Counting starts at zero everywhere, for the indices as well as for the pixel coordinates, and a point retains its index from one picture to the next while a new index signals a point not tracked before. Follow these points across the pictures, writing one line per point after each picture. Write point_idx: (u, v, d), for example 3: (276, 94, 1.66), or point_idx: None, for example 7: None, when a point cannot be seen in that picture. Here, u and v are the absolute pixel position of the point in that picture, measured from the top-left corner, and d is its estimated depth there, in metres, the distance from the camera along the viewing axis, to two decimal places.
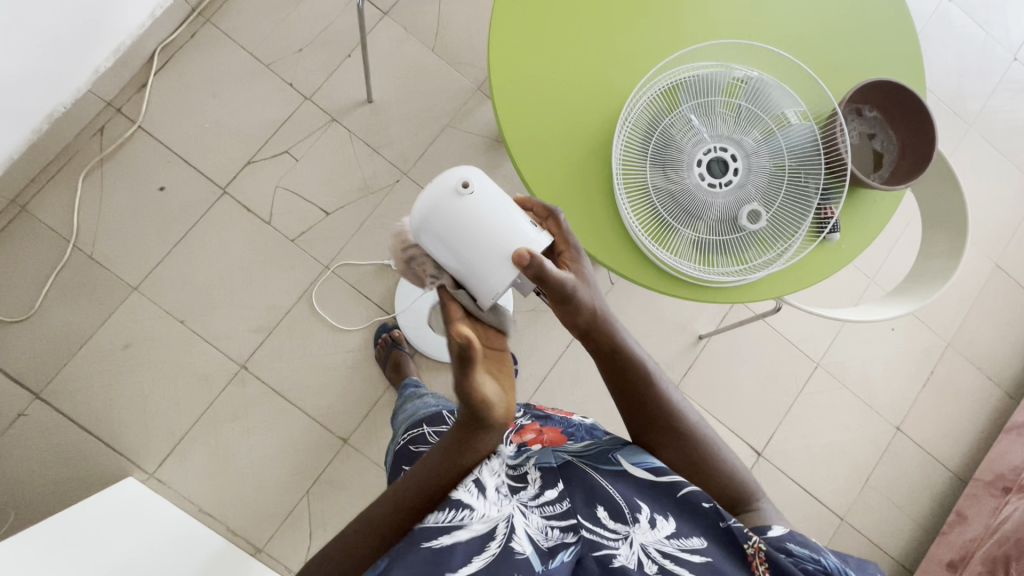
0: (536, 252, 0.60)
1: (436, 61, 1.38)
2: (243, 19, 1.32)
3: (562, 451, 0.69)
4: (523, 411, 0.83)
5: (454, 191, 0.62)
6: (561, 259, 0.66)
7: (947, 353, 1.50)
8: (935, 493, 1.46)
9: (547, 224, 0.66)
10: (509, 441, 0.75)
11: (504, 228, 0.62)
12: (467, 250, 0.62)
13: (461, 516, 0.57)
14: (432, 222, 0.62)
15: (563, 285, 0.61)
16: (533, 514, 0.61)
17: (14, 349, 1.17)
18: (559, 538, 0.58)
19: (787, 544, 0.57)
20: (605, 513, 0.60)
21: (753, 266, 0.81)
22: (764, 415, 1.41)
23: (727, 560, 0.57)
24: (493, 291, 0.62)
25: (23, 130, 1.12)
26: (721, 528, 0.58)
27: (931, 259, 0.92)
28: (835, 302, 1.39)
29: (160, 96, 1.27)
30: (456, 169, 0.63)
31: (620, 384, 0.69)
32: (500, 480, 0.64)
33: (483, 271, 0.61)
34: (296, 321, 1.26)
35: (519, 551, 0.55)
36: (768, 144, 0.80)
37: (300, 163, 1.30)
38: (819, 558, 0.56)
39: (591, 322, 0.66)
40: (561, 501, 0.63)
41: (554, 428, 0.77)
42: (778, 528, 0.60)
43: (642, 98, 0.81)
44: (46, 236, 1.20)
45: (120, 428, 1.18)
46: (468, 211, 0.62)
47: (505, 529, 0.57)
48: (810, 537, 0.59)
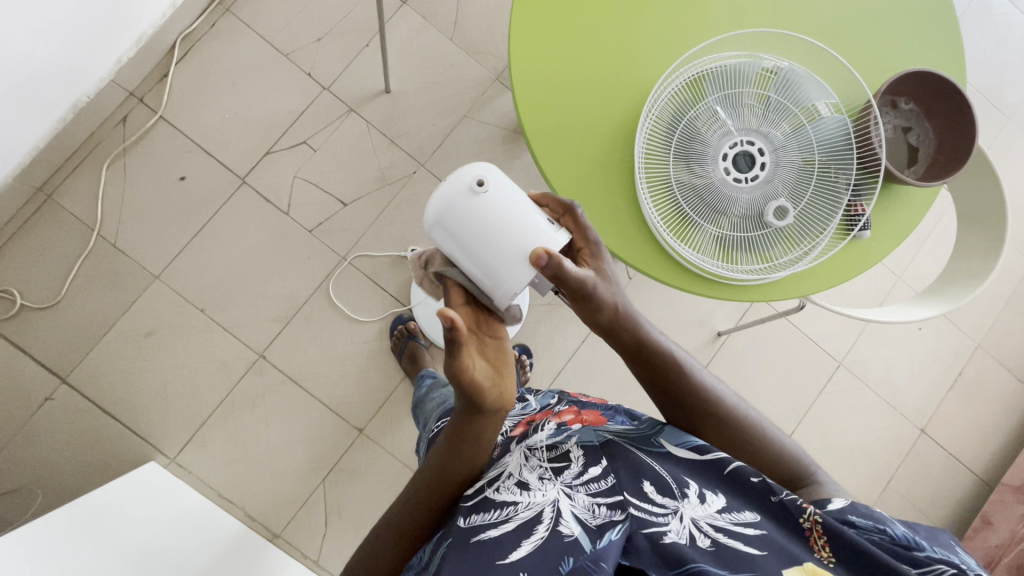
0: (554, 252, 0.59)
1: (455, 50, 1.37)
2: (263, 8, 1.32)
3: (603, 431, 0.66)
4: (559, 398, 0.82)
5: (469, 189, 0.60)
6: (580, 257, 0.65)
7: (977, 354, 1.46)
8: (959, 498, 1.43)
9: (563, 220, 0.65)
10: (547, 423, 0.73)
11: (517, 226, 0.60)
12: (482, 250, 0.60)
13: (507, 511, 0.57)
14: (448, 221, 0.61)
15: (582, 283, 0.61)
16: (578, 494, 0.57)
17: (41, 336, 1.19)
18: (607, 515, 0.54)
19: (849, 517, 0.54)
20: (651, 488, 0.56)
21: (778, 265, 0.79)
22: (785, 414, 1.39)
23: (784, 534, 0.52)
24: (510, 293, 0.60)
25: (48, 120, 1.13)
26: (774, 503, 0.54)
27: (966, 259, 0.88)
28: (861, 301, 1.35)
29: (181, 85, 1.28)
30: (469, 167, 0.61)
31: (650, 377, 0.68)
32: (542, 470, 0.63)
33: (500, 273, 0.60)
34: (313, 311, 1.27)
35: (567, 534, 0.52)
36: (797, 137, 0.77)
37: (318, 154, 1.30)
38: (884, 527, 0.51)
39: (612, 321, 0.65)
40: (606, 478, 0.59)
41: (594, 411, 0.74)
42: (839, 501, 0.56)
43: (666, 89, 0.78)
44: (71, 225, 1.22)
45: (143, 413, 1.21)
46: (484, 210, 0.60)
47: (551, 513, 0.55)
48: (875, 508, 0.54)
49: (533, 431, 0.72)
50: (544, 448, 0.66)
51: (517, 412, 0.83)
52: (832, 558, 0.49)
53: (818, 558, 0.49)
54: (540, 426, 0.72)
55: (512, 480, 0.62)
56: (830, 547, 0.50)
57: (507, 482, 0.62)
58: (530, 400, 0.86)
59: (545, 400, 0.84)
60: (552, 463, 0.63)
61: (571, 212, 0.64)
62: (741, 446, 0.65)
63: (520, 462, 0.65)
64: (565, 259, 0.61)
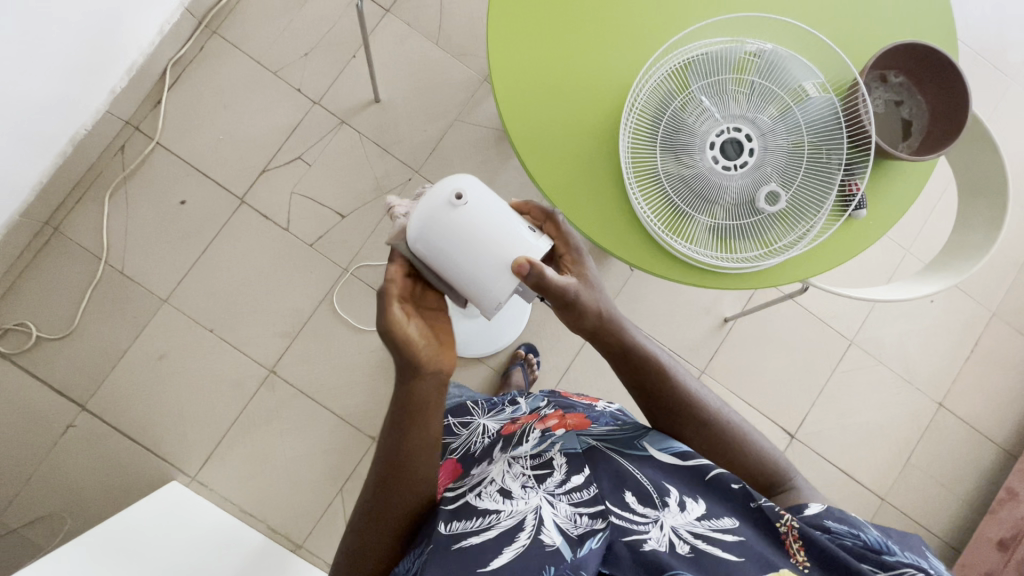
0: (535, 260, 0.60)
1: (441, 54, 1.37)
2: (249, 28, 1.33)
3: (586, 435, 0.67)
4: (549, 401, 0.82)
5: (448, 204, 0.60)
6: (563, 263, 0.66)
7: (992, 323, 1.43)
8: (983, 469, 1.40)
9: (546, 228, 0.66)
10: (532, 430, 0.72)
11: (499, 236, 0.61)
12: (466, 261, 0.61)
13: (489, 519, 0.57)
14: (430, 236, 0.61)
15: (564, 291, 0.61)
16: (560, 503, 0.58)
17: (58, 366, 1.23)
18: (588, 524, 0.54)
19: (825, 522, 0.55)
20: (633, 498, 0.57)
21: (775, 250, 0.78)
22: (798, 396, 1.37)
23: (761, 541, 0.53)
24: (495, 301, 0.62)
25: (48, 155, 1.16)
26: (754, 509, 0.55)
27: (970, 231, 0.86)
28: (869, 278, 1.33)
29: (174, 111, 1.30)
30: (446, 181, 0.62)
31: (637, 378, 0.68)
32: (524, 478, 0.63)
33: (484, 283, 0.61)
34: (319, 324, 1.29)
35: (548, 543, 0.53)
36: (784, 120, 0.76)
37: (313, 168, 1.32)
38: (859, 533, 0.52)
39: (597, 324, 0.66)
40: (588, 487, 0.59)
41: (578, 414, 0.75)
42: (816, 506, 0.57)
43: (649, 81, 0.78)
44: (79, 255, 1.25)
45: (161, 434, 1.24)
46: (463, 223, 0.61)
47: (533, 521, 0.55)
48: (850, 512, 0.55)
49: (519, 440, 0.71)
50: (527, 456, 0.67)
51: (507, 416, 0.84)
52: (807, 562, 0.51)
53: (794, 563, 0.51)
54: (525, 434, 0.72)
55: (494, 487, 0.62)
56: (805, 551, 0.51)
57: (488, 489, 0.63)
58: (522, 404, 0.87)
59: (536, 402, 0.85)
60: (534, 471, 0.64)
61: (552, 219, 0.65)
62: (726, 444, 0.66)
63: (503, 469, 0.66)
64: (546, 267, 0.62)
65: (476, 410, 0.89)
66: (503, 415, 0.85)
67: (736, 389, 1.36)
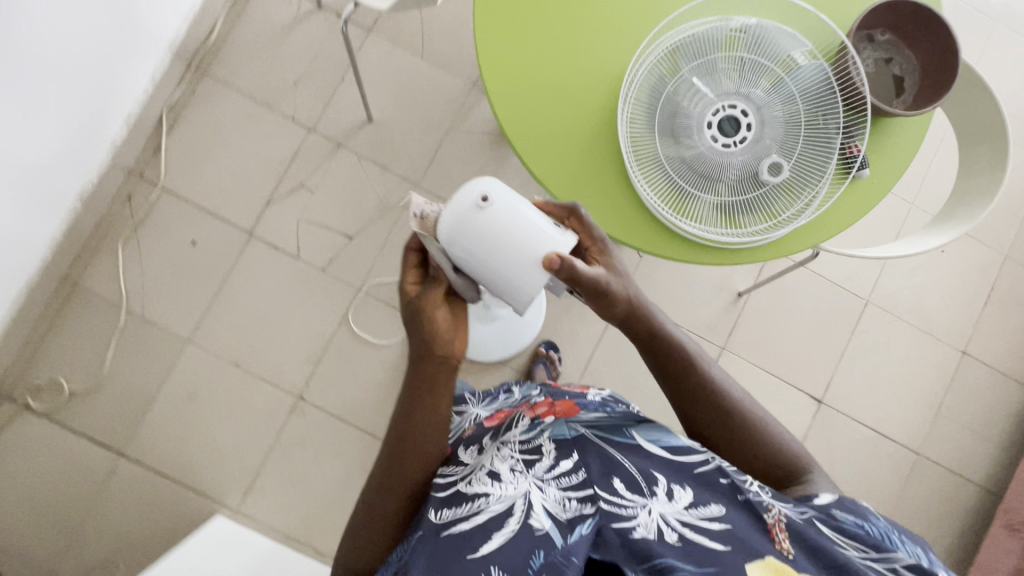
0: (564, 254, 0.62)
1: (427, 66, 1.38)
2: (237, 65, 1.35)
3: (575, 423, 0.66)
4: (540, 390, 0.84)
5: (474, 206, 0.62)
6: (590, 255, 0.67)
7: (1006, 265, 1.43)
8: (1014, 412, 1.40)
9: (569, 222, 0.67)
10: (521, 418, 0.74)
11: (526, 234, 0.62)
12: (497, 262, 0.62)
13: (479, 503, 0.59)
14: (460, 239, 0.62)
15: (595, 281, 0.63)
16: (549, 487, 0.59)
17: (93, 416, 1.25)
18: (577, 509, 0.56)
19: (833, 511, 0.54)
20: (622, 484, 0.57)
21: (783, 221, 0.79)
22: (820, 360, 1.38)
23: (749, 528, 0.53)
24: (528, 298, 0.63)
25: (61, 213, 1.17)
26: (741, 501, 0.55)
27: (974, 177, 0.87)
28: (879, 235, 1.33)
29: (174, 155, 1.32)
30: (473, 184, 0.63)
31: (661, 360, 0.69)
32: (514, 461, 0.64)
33: (516, 281, 0.62)
34: (341, 346, 1.31)
35: (537, 527, 0.55)
36: (778, 91, 0.77)
37: (316, 194, 1.34)
38: (863, 525, 0.52)
39: (628, 312, 0.68)
40: (577, 472, 0.60)
41: (567, 400, 0.75)
42: (826, 495, 0.56)
43: (640, 69, 0.79)
44: (101, 306, 1.28)
45: (201, 472, 1.26)
46: (490, 225, 0.62)
47: (523, 506, 0.57)
48: (860, 503, 0.54)
49: (509, 427, 0.73)
50: (516, 441, 0.68)
51: (501, 406, 0.85)
52: (792, 550, 0.51)
53: (778, 550, 0.51)
54: (514, 422, 0.73)
55: (484, 471, 0.64)
56: (790, 542, 0.51)
57: (479, 474, 0.63)
58: (516, 394, 0.89)
59: (529, 393, 0.86)
60: (523, 455, 0.65)
61: (575, 214, 0.66)
62: (739, 431, 0.66)
63: (493, 455, 0.67)
64: (575, 259, 0.63)
65: (472, 403, 0.93)
66: (497, 403, 0.88)
67: (759, 361, 1.36)
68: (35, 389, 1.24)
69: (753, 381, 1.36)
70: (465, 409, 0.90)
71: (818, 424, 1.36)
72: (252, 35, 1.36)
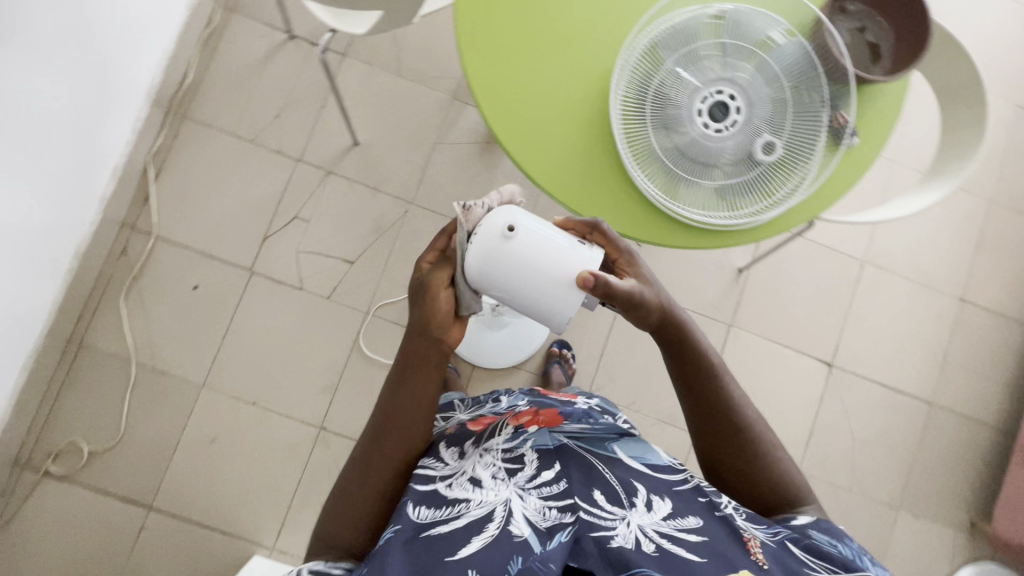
0: (597, 272, 0.63)
1: (406, 83, 1.39)
2: (217, 104, 1.35)
3: (559, 432, 0.68)
4: (526, 398, 0.81)
5: (501, 237, 0.62)
6: (618, 266, 0.69)
7: (991, 210, 1.46)
8: (1017, 350, 1.44)
9: (593, 237, 0.68)
10: (504, 426, 0.71)
11: (555, 257, 0.63)
12: (531, 289, 0.63)
13: (458, 508, 0.59)
14: (490, 273, 0.63)
15: (630, 294, 0.64)
16: (530, 496, 0.60)
17: (116, 473, 1.24)
18: (556, 517, 0.57)
19: (809, 530, 0.61)
20: (602, 495, 0.60)
21: (779, 199, 0.81)
22: (826, 324, 1.41)
23: (723, 540, 0.58)
24: (565, 317, 0.65)
25: (59, 274, 1.16)
26: (717, 517, 0.60)
27: (956, 132, 0.89)
28: (867, 195, 1.36)
29: (165, 202, 1.32)
30: (495, 215, 0.63)
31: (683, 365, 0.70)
32: (496, 468, 0.64)
33: (553, 305, 0.64)
34: (356, 371, 1.31)
35: (516, 534, 0.55)
36: (762, 72, 0.79)
37: (312, 224, 1.34)
38: (836, 543, 0.59)
39: (661, 319, 0.68)
40: (558, 482, 0.61)
41: (551, 408, 0.73)
42: (804, 517, 0.64)
43: (626, 66, 0.80)
44: (110, 362, 1.27)
45: (232, 514, 1.25)
46: (518, 254, 0.62)
47: (503, 513, 0.58)
48: (832, 525, 0.63)
49: (492, 435, 0.70)
50: (499, 449, 0.67)
51: (484, 412, 0.81)
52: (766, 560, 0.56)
53: (752, 560, 0.56)
54: (498, 429, 0.71)
55: (465, 475, 0.63)
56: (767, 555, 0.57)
57: (460, 478, 0.63)
58: (502, 401, 0.84)
59: (514, 401, 0.82)
60: (506, 463, 0.65)
61: (599, 228, 0.67)
62: (745, 446, 0.68)
63: (475, 461, 0.66)
64: (607, 275, 0.65)
65: (459, 406, 0.88)
66: (482, 409, 0.83)
67: (767, 333, 1.39)
68: (53, 454, 1.23)
69: (763, 354, 1.39)
70: (451, 412, 0.85)
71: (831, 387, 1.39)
72: (228, 73, 1.36)
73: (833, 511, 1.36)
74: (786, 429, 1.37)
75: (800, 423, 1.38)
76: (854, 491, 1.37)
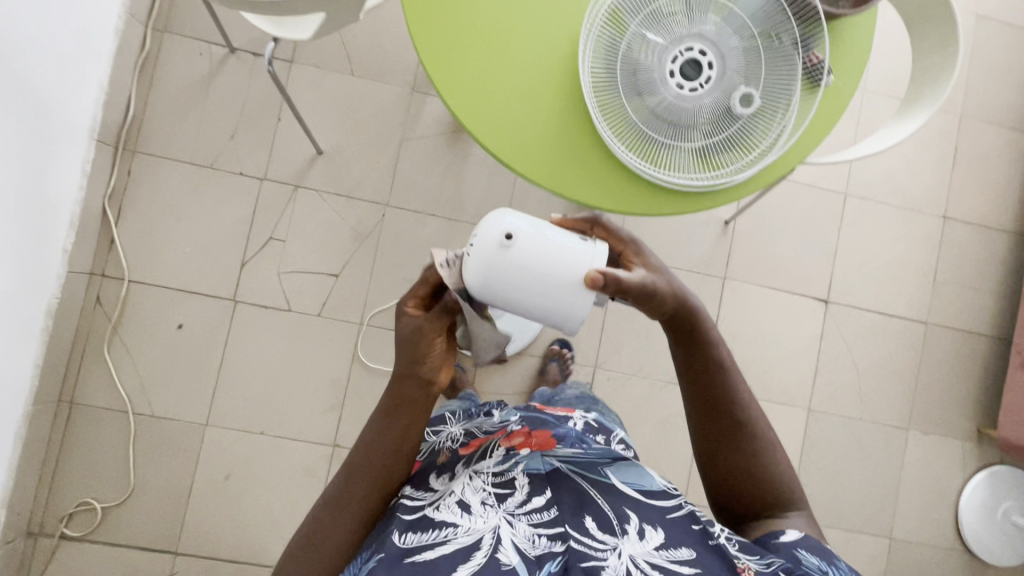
0: (605, 269, 0.62)
1: (361, 82, 1.33)
2: (167, 134, 1.29)
3: (551, 457, 0.67)
4: (518, 416, 0.80)
5: (499, 245, 0.61)
6: (625, 257, 0.67)
7: (964, 124, 1.47)
8: (1004, 257, 1.46)
9: (592, 232, 0.67)
10: (496, 447, 0.70)
11: (558, 259, 0.62)
12: (537, 294, 0.62)
13: (445, 533, 0.59)
14: (494, 282, 0.62)
15: (643, 286, 0.62)
16: (519, 522, 0.60)
17: (134, 525, 1.22)
18: (547, 546, 0.58)
19: (799, 551, 0.60)
20: (594, 524, 0.61)
21: (763, 151, 0.79)
22: (817, 262, 1.41)
23: (713, 568, 0.57)
24: (577, 318, 0.63)
25: (34, 337, 1.11)
26: (711, 547, 0.59)
27: (929, 56, 0.88)
28: (842, 128, 1.35)
29: (131, 244, 1.26)
30: (492, 223, 0.62)
31: (690, 354, 0.66)
32: (485, 493, 0.62)
33: (564, 307, 0.63)
34: (360, 385, 1.29)
35: (504, 562, 0.56)
36: (729, 22, 0.76)
37: (288, 242, 1.29)
38: (826, 568, 0.58)
39: (677, 308, 0.65)
40: (549, 508, 0.62)
41: (544, 433, 0.73)
42: (792, 534, 0.62)
43: (590, 34, 0.77)
44: (106, 416, 1.23)
45: (259, 546, 1.24)
46: (518, 261, 0.61)
47: (491, 540, 0.58)
48: (821, 544, 0.61)
49: (482, 456, 0.70)
50: (489, 471, 0.66)
51: (476, 426, 0.80)
52: None
53: None
54: (489, 450, 0.70)
55: (453, 498, 0.62)
56: None
57: (447, 500, 0.62)
58: (494, 415, 0.83)
59: (506, 415, 0.82)
60: (495, 487, 0.63)
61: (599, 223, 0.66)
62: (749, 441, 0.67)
63: (464, 483, 0.64)
64: (616, 270, 0.63)
65: (452, 419, 0.86)
66: (475, 422, 0.82)
67: (761, 280, 1.40)
68: (66, 517, 1.20)
69: (760, 301, 1.40)
70: (444, 426, 0.84)
71: (830, 323, 1.41)
72: (173, 98, 1.29)
73: (847, 441, 1.39)
74: (792, 371, 1.39)
75: (805, 362, 1.40)
76: (865, 419, 1.40)
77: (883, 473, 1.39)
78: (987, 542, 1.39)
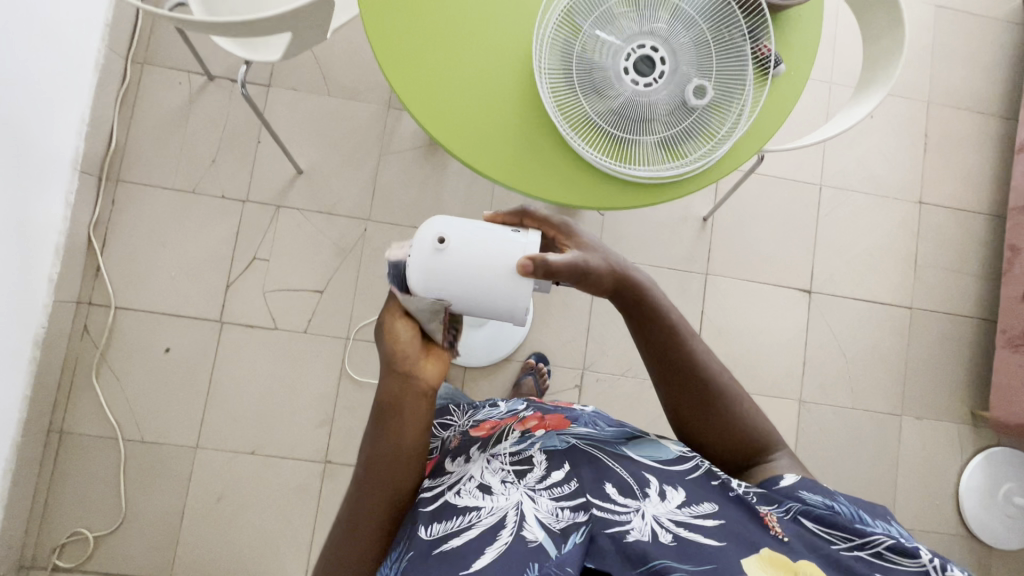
0: (535, 255, 0.62)
1: (337, 102, 1.36)
2: (150, 162, 1.31)
3: (566, 434, 0.68)
4: (526, 405, 0.82)
5: (433, 250, 0.62)
6: (559, 241, 0.68)
7: (931, 110, 1.49)
8: (982, 239, 1.48)
9: (525, 224, 0.69)
10: (511, 431, 0.72)
11: (492, 253, 0.63)
12: (475, 292, 0.63)
13: (469, 518, 0.57)
14: (432, 287, 0.63)
15: (572, 265, 0.63)
16: (541, 498, 0.58)
17: (127, 553, 1.21)
18: (570, 517, 0.56)
19: (800, 493, 0.58)
20: (613, 489, 0.59)
21: (722, 138, 0.80)
22: (798, 253, 1.43)
23: (740, 519, 0.56)
24: (519, 309, 0.64)
25: (21, 366, 1.12)
26: (734, 497, 0.58)
27: (878, 41, 0.90)
28: (809, 120, 1.38)
29: (117, 271, 1.28)
30: (424, 228, 0.64)
31: (648, 330, 0.67)
32: (504, 472, 0.63)
33: (504, 301, 0.63)
34: (349, 398, 1.29)
35: (530, 538, 0.53)
36: (679, 18, 0.79)
37: (272, 260, 1.31)
38: (830, 503, 0.56)
39: (616, 281, 0.66)
40: (568, 481, 0.60)
41: (557, 416, 0.75)
42: (790, 478, 0.60)
43: (545, 38, 0.80)
44: (96, 444, 1.23)
45: (254, 567, 1.23)
46: (452, 263, 0.62)
47: (515, 516, 0.56)
48: (822, 484, 0.59)
49: (497, 440, 0.70)
50: (506, 453, 0.66)
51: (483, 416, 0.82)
52: (784, 532, 0.55)
53: (773, 536, 0.55)
54: (503, 435, 0.71)
55: (473, 483, 0.62)
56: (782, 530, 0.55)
57: (467, 486, 0.62)
58: (499, 405, 0.85)
59: (513, 405, 0.83)
60: (513, 467, 0.63)
61: (528, 214, 0.68)
62: (723, 413, 0.66)
63: (482, 466, 0.65)
64: (547, 254, 0.64)
65: (457, 410, 0.89)
66: (482, 413, 0.84)
67: (742, 274, 1.41)
68: (58, 548, 1.20)
69: (744, 295, 1.41)
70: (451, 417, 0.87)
71: (814, 313, 1.41)
72: (154, 128, 1.32)
73: (841, 430, 1.39)
74: (780, 363, 1.39)
75: (793, 353, 1.40)
76: (857, 408, 1.40)
77: (880, 460, 1.39)
78: (992, 526, 1.37)
